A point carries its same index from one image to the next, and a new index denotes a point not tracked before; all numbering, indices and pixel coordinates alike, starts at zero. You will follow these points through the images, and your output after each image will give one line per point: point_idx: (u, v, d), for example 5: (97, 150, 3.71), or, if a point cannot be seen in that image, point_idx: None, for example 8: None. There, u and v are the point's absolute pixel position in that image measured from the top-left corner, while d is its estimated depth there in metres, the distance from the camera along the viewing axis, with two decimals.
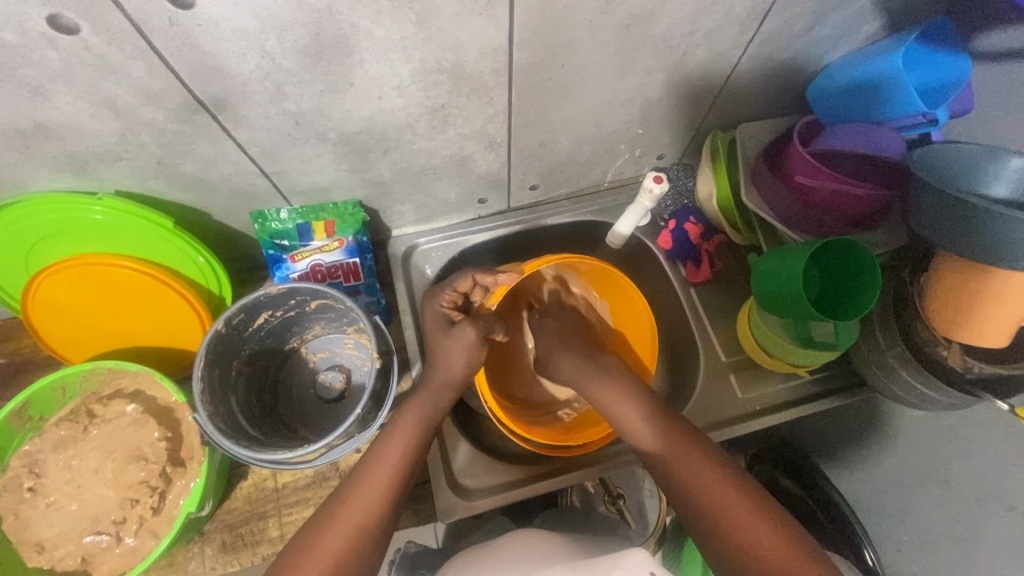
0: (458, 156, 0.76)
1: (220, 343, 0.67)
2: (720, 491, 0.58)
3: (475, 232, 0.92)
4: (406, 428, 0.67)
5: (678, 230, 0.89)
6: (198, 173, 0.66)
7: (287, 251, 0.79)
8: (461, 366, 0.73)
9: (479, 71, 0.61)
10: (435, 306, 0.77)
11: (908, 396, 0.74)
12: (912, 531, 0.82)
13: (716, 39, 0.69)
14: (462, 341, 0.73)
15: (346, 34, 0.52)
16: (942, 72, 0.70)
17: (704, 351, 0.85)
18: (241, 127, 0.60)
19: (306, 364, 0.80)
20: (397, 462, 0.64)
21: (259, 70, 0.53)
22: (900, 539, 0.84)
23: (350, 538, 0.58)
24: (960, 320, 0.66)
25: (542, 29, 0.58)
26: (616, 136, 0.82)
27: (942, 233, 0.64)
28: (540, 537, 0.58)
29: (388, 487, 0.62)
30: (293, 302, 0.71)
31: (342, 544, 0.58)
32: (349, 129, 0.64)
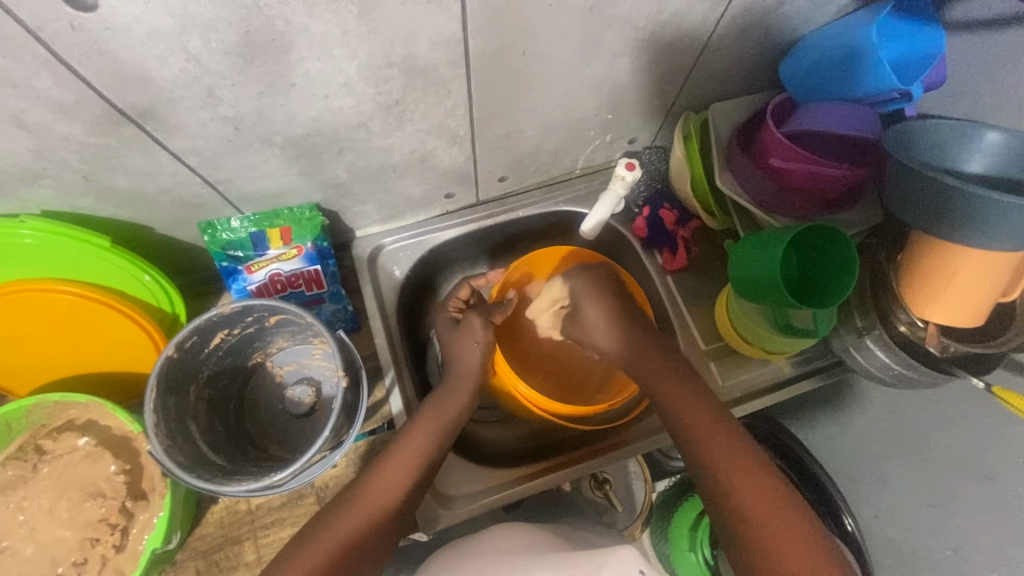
0: (419, 152, 0.71)
1: (175, 369, 0.62)
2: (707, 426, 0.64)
3: (445, 228, 0.88)
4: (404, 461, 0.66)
5: (652, 217, 0.87)
6: (133, 186, 0.60)
7: (242, 262, 0.73)
8: (473, 354, 0.75)
9: (433, 64, 0.57)
10: (444, 313, 0.78)
11: (887, 376, 0.72)
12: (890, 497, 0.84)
13: (685, 18, 0.65)
14: (469, 330, 0.75)
15: (282, 30, 0.47)
16: (923, 44, 0.68)
17: (683, 339, 0.84)
18: (173, 136, 0.54)
19: (273, 379, 0.76)
20: (413, 460, 0.66)
21: (185, 74, 0.48)
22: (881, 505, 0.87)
23: (358, 526, 0.61)
24: (932, 299, 0.65)
25: (499, 17, 0.54)
26: (585, 123, 0.79)
27: (924, 212, 0.62)
28: (506, 543, 0.54)
29: (397, 492, 0.64)
30: (251, 319, 0.66)
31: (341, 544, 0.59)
32: (296, 131, 0.59)
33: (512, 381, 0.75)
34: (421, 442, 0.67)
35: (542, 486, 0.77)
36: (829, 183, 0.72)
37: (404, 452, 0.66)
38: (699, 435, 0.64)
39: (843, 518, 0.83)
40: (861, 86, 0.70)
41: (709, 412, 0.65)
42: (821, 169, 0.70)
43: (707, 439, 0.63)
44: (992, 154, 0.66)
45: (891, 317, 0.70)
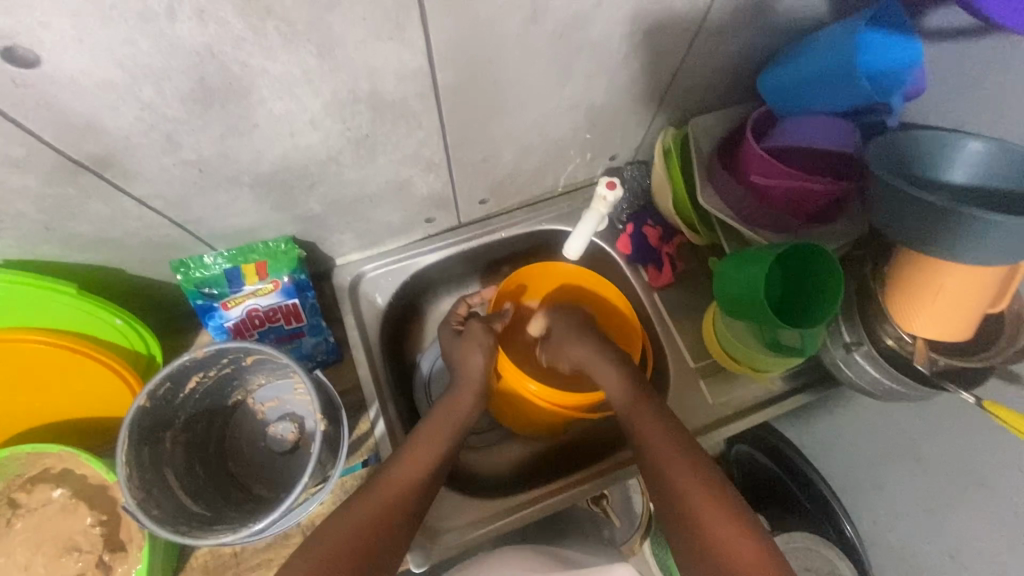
0: (395, 181, 0.70)
1: (148, 416, 0.60)
2: (670, 449, 0.63)
3: (426, 253, 0.86)
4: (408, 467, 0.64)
5: (636, 234, 0.86)
6: (97, 232, 0.59)
7: (217, 299, 0.71)
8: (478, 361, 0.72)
9: (401, 97, 0.55)
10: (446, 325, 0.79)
11: (877, 390, 0.71)
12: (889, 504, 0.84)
13: (658, 39, 0.64)
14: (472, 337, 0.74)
15: (238, 74, 0.45)
16: (902, 59, 0.65)
17: (672, 357, 0.82)
18: (135, 182, 0.53)
19: (254, 416, 0.74)
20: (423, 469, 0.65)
21: (140, 122, 0.46)
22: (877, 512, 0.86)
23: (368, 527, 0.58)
24: (917, 314, 0.65)
25: (465, 49, 0.52)
26: (564, 143, 0.77)
27: (905, 227, 0.62)
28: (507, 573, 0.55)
29: (409, 497, 0.62)
30: (226, 360, 0.65)
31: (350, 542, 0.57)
32: (264, 169, 0.58)
33: (520, 381, 0.72)
34: (427, 451, 0.66)
35: (558, 505, 0.76)
36: (812, 198, 0.71)
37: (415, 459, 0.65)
38: (659, 458, 0.63)
39: (841, 524, 0.87)
40: (831, 98, 0.70)
41: (682, 448, 0.63)
42: (803, 185, 0.69)
43: (666, 458, 0.63)
44: (973, 163, 0.65)
45: (876, 331, 0.69)
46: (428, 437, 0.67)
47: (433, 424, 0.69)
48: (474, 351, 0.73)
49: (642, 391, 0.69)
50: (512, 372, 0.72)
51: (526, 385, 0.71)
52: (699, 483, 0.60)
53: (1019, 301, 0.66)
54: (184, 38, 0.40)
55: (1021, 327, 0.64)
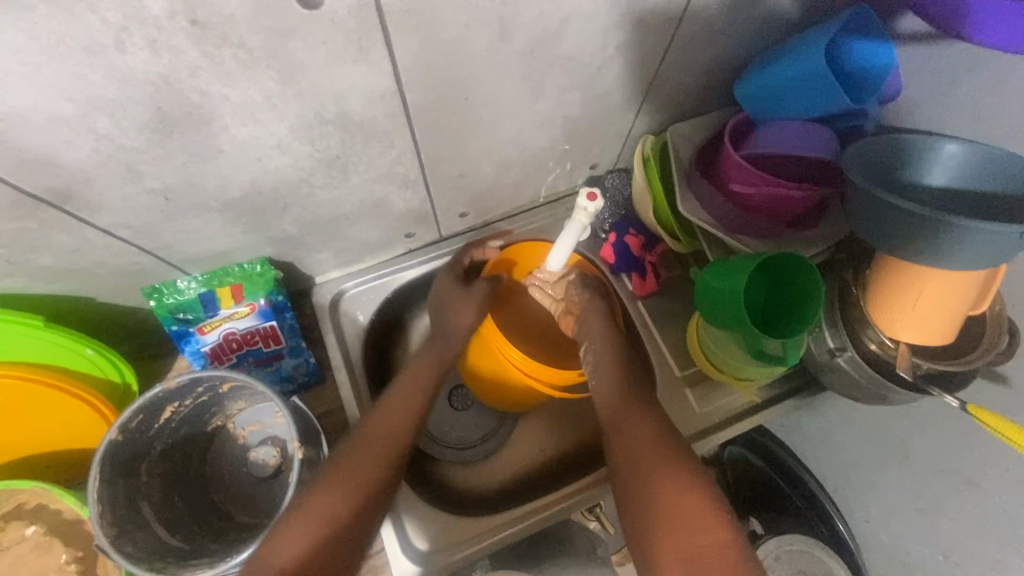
0: (370, 199, 0.69)
1: (122, 450, 0.59)
2: (643, 432, 0.62)
3: (407, 268, 0.85)
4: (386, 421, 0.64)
5: (618, 243, 0.85)
6: (63, 263, 0.57)
7: (193, 323, 0.69)
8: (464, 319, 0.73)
9: (370, 117, 0.54)
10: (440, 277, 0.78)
11: (862, 395, 0.71)
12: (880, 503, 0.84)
13: (631, 50, 0.63)
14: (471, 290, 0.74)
15: (198, 102, 0.44)
16: (876, 62, 0.67)
17: (658, 365, 0.82)
18: (98, 213, 0.52)
19: (235, 441, 0.73)
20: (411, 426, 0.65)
21: (98, 154, 0.45)
22: (868, 512, 0.86)
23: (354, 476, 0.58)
24: (899, 319, 0.64)
25: (433, 68, 0.51)
26: (542, 155, 0.76)
27: (884, 235, 0.61)
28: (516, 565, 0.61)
29: (395, 453, 0.62)
30: (202, 389, 0.63)
31: (338, 498, 0.56)
32: (233, 194, 0.57)
33: (504, 348, 0.70)
34: (403, 405, 0.66)
35: (544, 522, 0.75)
36: (791, 204, 0.70)
37: (399, 416, 0.65)
38: (631, 435, 0.62)
39: (833, 521, 0.87)
40: (829, 102, 0.67)
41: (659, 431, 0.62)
42: (782, 191, 0.69)
43: (636, 437, 0.62)
44: (951, 165, 0.64)
45: (859, 336, 0.69)
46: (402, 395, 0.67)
47: (408, 381, 0.69)
48: (471, 309, 0.73)
49: (629, 386, 0.69)
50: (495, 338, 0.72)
51: (508, 352, 0.70)
52: (664, 461, 0.58)
53: (999, 302, 0.66)
54: (136, 68, 0.39)
55: (1002, 328, 0.64)
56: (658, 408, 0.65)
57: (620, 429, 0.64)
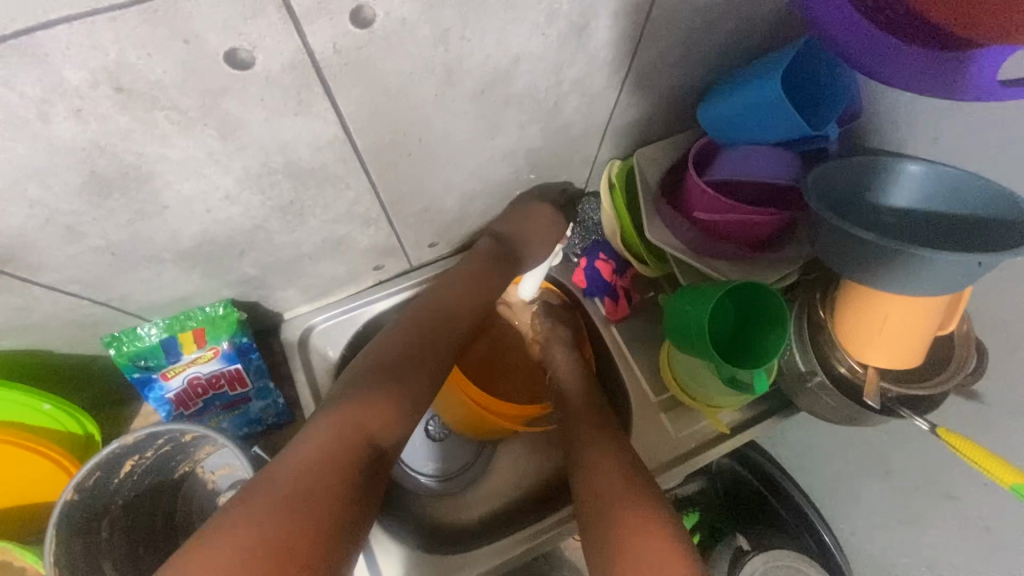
0: (332, 238, 0.68)
1: (79, 509, 0.58)
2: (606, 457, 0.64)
3: (378, 300, 0.83)
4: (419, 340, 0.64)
5: (589, 268, 0.84)
6: (12, 320, 0.56)
7: (155, 370, 0.68)
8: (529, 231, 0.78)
9: (321, 164, 0.53)
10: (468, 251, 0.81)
11: (836, 417, 0.70)
12: (863, 516, 0.83)
13: (588, 84, 0.63)
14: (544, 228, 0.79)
15: (134, 164, 0.43)
16: (823, 90, 0.67)
17: (633, 390, 0.80)
18: (42, 272, 0.51)
19: (205, 485, 0.72)
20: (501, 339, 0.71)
21: (34, 218, 0.44)
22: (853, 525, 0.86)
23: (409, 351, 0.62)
24: (866, 343, 0.64)
25: (381, 114, 0.51)
26: (507, 185, 0.76)
27: (847, 260, 0.61)
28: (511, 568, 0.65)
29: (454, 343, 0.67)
30: (163, 441, 0.62)
31: (398, 360, 0.61)
32: (185, 245, 0.56)
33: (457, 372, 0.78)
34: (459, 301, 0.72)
35: (522, 558, 0.74)
36: (755, 228, 0.70)
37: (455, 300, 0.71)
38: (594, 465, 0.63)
39: (821, 535, 0.85)
40: (776, 132, 0.67)
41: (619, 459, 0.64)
42: (745, 216, 0.68)
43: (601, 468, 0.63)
44: (912, 186, 0.64)
45: (829, 359, 0.69)
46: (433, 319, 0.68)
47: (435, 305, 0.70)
48: (544, 239, 0.79)
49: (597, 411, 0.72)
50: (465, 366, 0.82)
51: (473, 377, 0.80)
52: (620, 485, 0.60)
53: (967, 321, 0.66)
54: (63, 136, 0.39)
55: (970, 347, 0.64)
56: (620, 434, 0.68)
57: (584, 459, 0.65)
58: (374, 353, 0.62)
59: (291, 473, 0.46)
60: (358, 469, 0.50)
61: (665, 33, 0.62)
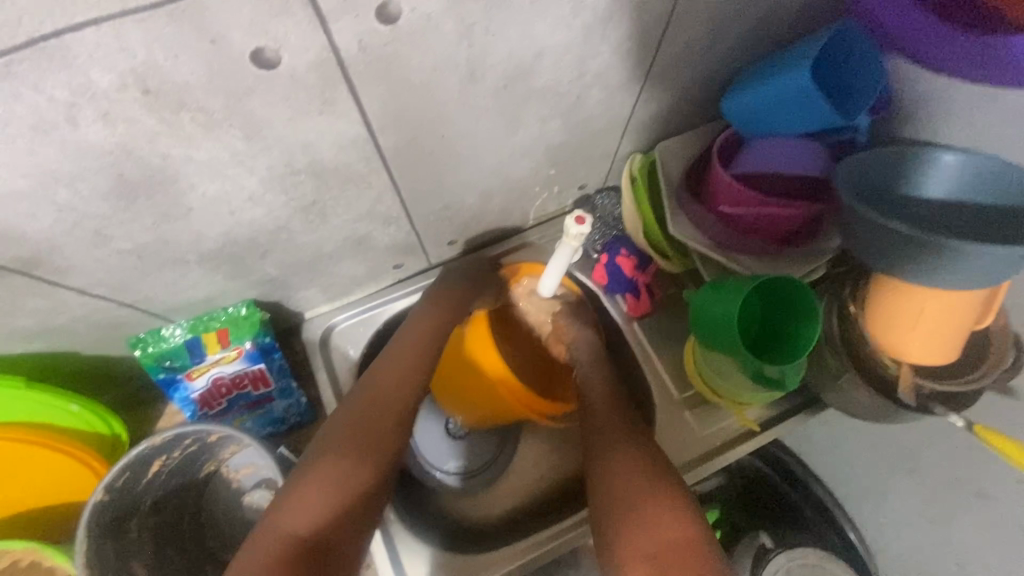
0: (353, 238, 0.67)
1: (108, 509, 0.59)
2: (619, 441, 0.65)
3: (397, 298, 0.83)
4: (392, 371, 0.65)
5: (610, 264, 0.83)
6: (41, 323, 0.57)
7: (180, 370, 0.68)
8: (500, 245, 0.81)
9: (343, 163, 0.53)
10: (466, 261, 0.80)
11: (866, 415, 0.69)
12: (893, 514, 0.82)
13: (611, 77, 0.62)
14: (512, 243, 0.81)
15: (160, 166, 0.43)
16: (851, 80, 0.65)
17: (656, 387, 0.79)
18: (70, 276, 0.51)
19: (229, 485, 0.72)
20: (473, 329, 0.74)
21: (62, 222, 0.44)
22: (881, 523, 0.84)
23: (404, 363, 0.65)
24: (900, 339, 0.62)
25: (403, 111, 0.50)
26: (526, 182, 0.75)
27: (879, 256, 0.59)
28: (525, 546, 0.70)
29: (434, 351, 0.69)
30: (190, 441, 0.62)
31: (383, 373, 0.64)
32: (209, 247, 0.56)
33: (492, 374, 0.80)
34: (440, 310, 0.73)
35: (544, 557, 0.73)
36: (782, 222, 0.68)
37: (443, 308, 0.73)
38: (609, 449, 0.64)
39: (842, 528, 0.83)
40: (804, 120, 0.65)
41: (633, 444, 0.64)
42: (773, 210, 0.67)
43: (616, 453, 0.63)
44: (950, 177, 0.61)
45: (860, 355, 0.67)
46: (410, 341, 0.69)
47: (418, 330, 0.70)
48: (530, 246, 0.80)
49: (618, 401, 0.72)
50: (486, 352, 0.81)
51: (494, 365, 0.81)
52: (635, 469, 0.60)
53: (1004, 316, 0.64)
54: (92, 140, 0.38)
55: (1008, 342, 0.63)
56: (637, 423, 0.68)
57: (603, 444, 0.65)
58: (378, 368, 0.65)
59: (294, 503, 0.51)
60: (336, 502, 0.52)
61: (690, 23, 0.60)
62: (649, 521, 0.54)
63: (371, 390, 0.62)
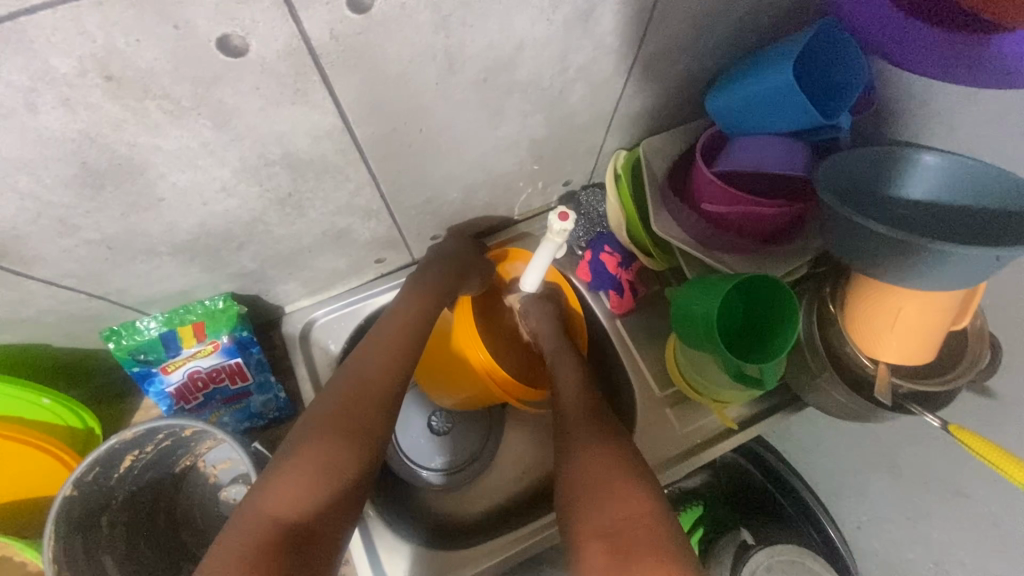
0: (333, 231, 0.67)
1: (78, 505, 0.58)
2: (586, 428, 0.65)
3: (380, 293, 0.82)
4: (378, 354, 0.63)
5: (594, 261, 0.83)
6: (9, 315, 0.55)
7: (155, 364, 0.67)
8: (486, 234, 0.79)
9: (319, 155, 0.52)
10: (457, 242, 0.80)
11: (844, 413, 0.69)
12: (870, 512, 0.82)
13: (594, 72, 0.61)
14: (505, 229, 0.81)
15: (127, 155, 0.42)
16: (836, 78, 0.65)
17: (638, 384, 0.79)
18: (37, 266, 0.50)
19: (206, 480, 0.71)
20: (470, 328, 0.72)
21: (26, 211, 0.43)
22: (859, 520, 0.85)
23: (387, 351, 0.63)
24: (877, 339, 0.63)
25: (380, 103, 0.49)
26: (510, 177, 0.74)
27: (859, 256, 0.59)
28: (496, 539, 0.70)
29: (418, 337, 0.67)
30: (162, 436, 0.61)
31: (364, 359, 0.62)
32: (182, 238, 0.55)
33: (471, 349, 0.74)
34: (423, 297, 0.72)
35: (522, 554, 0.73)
36: (764, 220, 0.68)
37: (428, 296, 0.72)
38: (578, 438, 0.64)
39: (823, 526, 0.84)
40: (787, 120, 0.65)
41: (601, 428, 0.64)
42: (755, 208, 0.67)
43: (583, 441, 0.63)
44: (929, 177, 0.62)
45: (839, 354, 0.67)
46: (396, 326, 0.67)
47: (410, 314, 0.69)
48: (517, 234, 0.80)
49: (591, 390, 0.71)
50: (466, 339, 0.76)
51: (476, 354, 0.74)
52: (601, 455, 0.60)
53: (981, 316, 0.64)
54: (53, 127, 0.37)
55: (984, 342, 0.63)
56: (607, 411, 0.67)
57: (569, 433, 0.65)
58: (359, 356, 0.63)
59: (272, 489, 0.50)
60: (315, 487, 0.51)
61: (673, 19, 0.60)
62: (612, 503, 0.54)
63: (356, 373, 0.60)
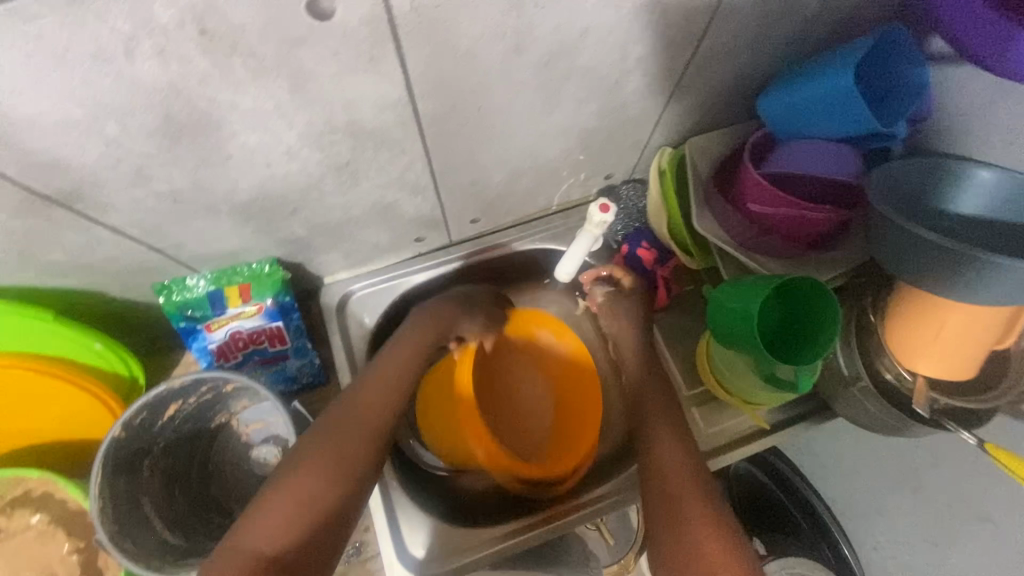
0: (380, 205, 0.68)
1: (123, 446, 0.61)
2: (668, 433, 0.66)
3: (416, 271, 0.83)
4: (377, 386, 0.63)
5: (630, 256, 0.83)
6: (74, 259, 0.58)
7: (200, 321, 0.70)
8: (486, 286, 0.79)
9: (381, 126, 0.53)
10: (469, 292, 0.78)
11: (875, 426, 0.69)
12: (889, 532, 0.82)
13: (652, 64, 0.62)
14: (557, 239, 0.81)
15: (206, 109, 0.44)
16: (894, 83, 0.65)
17: (666, 381, 0.79)
18: (107, 213, 0.52)
19: (239, 438, 0.73)
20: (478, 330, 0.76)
21: (107, 157, 0.45)
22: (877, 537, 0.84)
23: (384, 389, 0.63)
24: (918, 352, 0.62)
25: (445, 78, 0.50)
26: (555, 165, 0.75)
27: (904, 265, 0.59)
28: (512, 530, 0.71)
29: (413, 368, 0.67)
30: (206, 388, 0.64)
31: (363, 395, 0.62)
32: (241, 198, 0.57)
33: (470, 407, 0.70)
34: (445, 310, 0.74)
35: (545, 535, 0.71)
36: (810, 225, 0.68)
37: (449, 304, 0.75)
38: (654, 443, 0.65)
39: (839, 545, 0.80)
40: (845, 123, 0.64)
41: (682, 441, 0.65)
42: (801, 211, 0.67)
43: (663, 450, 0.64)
44: (983, 193, 0.61)
45: (875, 366, 0.66)
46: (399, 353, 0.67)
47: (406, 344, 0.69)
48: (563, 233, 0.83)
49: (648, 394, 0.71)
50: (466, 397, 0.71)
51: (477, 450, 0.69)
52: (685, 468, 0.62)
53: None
54: (145, 76, 0.39)
55: None
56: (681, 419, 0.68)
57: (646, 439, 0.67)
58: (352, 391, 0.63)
59: (268, 517, 0.50)
60: (307, 520, 0.50)
61: (737, 16, 0.60)
62: (701, 521, 0.56)
63: (354, 405, 0.60)
